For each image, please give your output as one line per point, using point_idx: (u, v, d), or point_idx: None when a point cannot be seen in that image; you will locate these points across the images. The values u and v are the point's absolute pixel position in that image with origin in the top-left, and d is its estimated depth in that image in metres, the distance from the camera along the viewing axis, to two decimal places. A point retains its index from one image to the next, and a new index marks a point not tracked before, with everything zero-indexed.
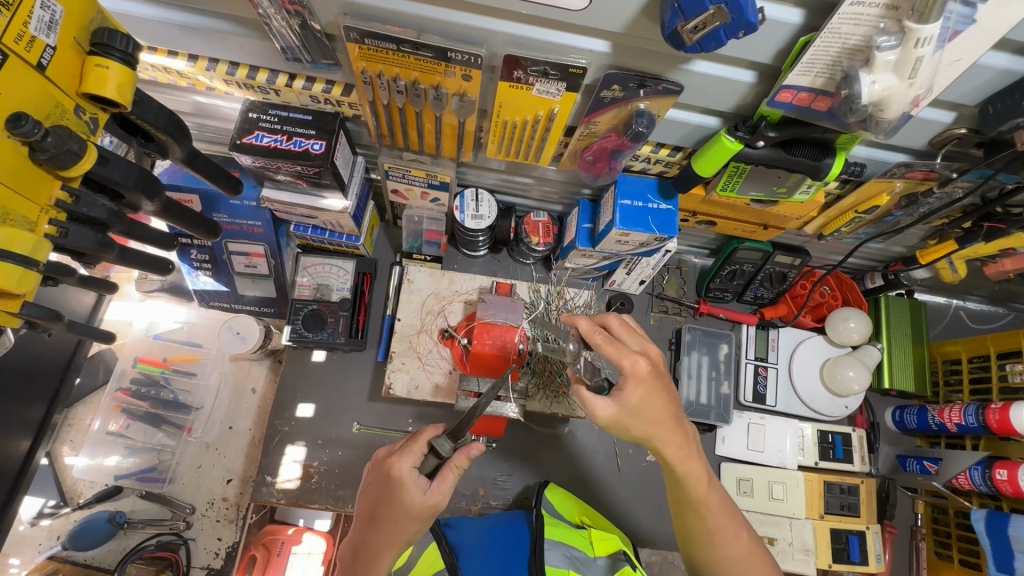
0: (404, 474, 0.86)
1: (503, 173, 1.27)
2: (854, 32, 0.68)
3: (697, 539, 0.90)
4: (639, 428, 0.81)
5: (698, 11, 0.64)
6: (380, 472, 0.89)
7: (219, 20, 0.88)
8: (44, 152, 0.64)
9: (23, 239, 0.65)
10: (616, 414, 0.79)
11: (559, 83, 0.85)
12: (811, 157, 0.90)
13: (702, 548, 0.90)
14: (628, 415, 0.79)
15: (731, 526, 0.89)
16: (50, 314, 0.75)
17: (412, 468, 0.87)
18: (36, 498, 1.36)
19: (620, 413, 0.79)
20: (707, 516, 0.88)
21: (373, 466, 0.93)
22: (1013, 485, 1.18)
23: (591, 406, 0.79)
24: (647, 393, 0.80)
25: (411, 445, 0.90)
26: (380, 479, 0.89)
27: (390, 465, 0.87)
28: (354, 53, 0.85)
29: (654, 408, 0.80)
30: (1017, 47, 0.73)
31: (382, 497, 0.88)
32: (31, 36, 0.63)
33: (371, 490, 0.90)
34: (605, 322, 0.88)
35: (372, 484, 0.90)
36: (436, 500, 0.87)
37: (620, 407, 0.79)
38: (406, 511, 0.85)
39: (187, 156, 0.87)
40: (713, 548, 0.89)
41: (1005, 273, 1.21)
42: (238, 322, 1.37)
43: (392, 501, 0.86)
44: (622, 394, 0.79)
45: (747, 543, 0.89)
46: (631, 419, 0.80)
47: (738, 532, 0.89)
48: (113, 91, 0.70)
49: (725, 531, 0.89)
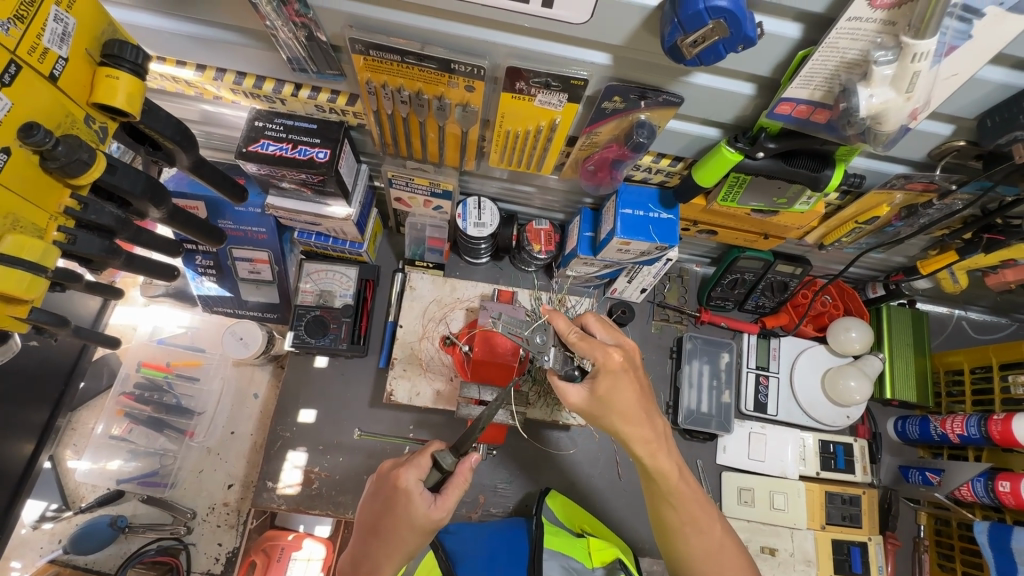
0: (410, 485, 0.87)
1: (505, 181, 1.28)
2: (851, 46, 0.69)
3: (672, 532, 0.89)
4: (619, 419, 0.83)
5: (697, 26, 0.65)
6: (385, 484, 0.90)
7: (226, 31, 0.90)
8: (55, 161, 0.66)
9: (33, 247, 0.67)
10: (587, 401, 0.84)
11: (561, 94, 0.86)
12: (811, 168, 0.91)
13: (675, 541, 0.89)
14: (596, 404, 0.84)
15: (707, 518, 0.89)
16: (58, 320, 0.75)
17: (417, 481, 0.88)
18: (39, 502, 1.37)
19: (590, 402, 0.84)
20: (677, 505, 0.88)
21: (378, 478, 0.94)
22: (1016, 497, 1.17)
23: (565, 393, 0.86)
24: (620, 376, 0.84)
25: (417, 458, 0.91)
26: (385, 490, 0.90)
27: (396, 475, 0.88)
28: (359, 64, 0.86)
29: (623, 389, 0.83)
30: (1015, 61, 0.73)
31: (387, 509, 0.88)
32: (44, 48, 0.64)
33: (375, 502, 0.91)
34: (584, 322, 0.93)
35: (377, 496, 0.91)
36: (440, 514, 0.87)
37: (591, 394, 0.84)
38: (411, 523, 0.86)
39: (194, 163, 0.89)
40: (684, 539, 0.89)
41: (1006, 284, 1.22)
42: (241, 327, 1.38)
43: (396, 512, 0.87)
44: (594, 383, 0.83)
45: (719, 535, 0.89)
46: (601, 408, 0.84)
47: (712, 522, 0.89)
48: (122, 101, 0.71)
49: (697, 523, 0.88)
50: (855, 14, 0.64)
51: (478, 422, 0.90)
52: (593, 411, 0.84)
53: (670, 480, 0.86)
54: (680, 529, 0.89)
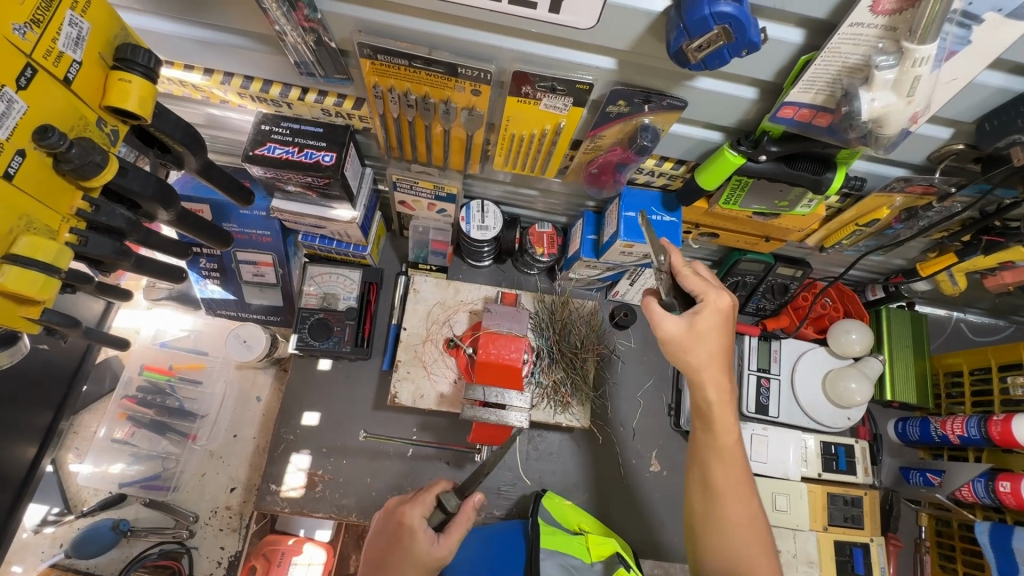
0: (415, 522, 0.88)
1: (508, 184, 1.29)
2: (853, 51, 0.70)
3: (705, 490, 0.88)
4: (697, 357, 0.87)
5: (703, 31, 0.66)
6: (390, 520, 0.91)
7: (234, 36, 0.90)
8: (68, 163, 0.66)
9: (46, 247, 0.67)
10: (683, 333, 0.87)
11: (566, 98, 0.87)
12: (812, 171, 0.92)
13: (703, 502, 0.88)
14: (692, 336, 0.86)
15: (744, 493, 0.87)
16: (69, 321, 0.76)
17: (422, 517, 0.89)
18: (40, 506, 1.36)
19: (685, 333, 0.86)
20: (728, 467, 0.87)
21: (383, 514, 0.94)
22: (1016, 497, 1.18)
23: (660, 321, 0.88)
24: (720, 321, 0.87)
25: (421, 496, 0.92)
26: (390, 527, 0.90)
27: (402, 512, 0.89)
28: (366, 68, 0.87)
29: (721, 332, 0.87)
30: (1013, 66, 0.75)
31: (391, 545, 0.88)
32: (59, 52, 0.65)
33: (380, 537, 0.91)
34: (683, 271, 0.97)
35: (381, 532, 0.91)
36: (443, 552, 0.87)
37: (689, 328, 0.86)
38: (415, 558, 0.85)
39: (202, 166, 0.90)
40: (720, 504, 0.86)
41: (1005, 286, 1.23)
42: (245, 330, 1.38)
43: (400, 548, 0.86)
44: (696, 317, 0.86)
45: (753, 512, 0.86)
46: (693, 342, 0.86)
47: (748, 500, 0.87)
48: (134, 105, 0.72)
49: (739, 491, 0.87)
50: (857, 19, 0.65)
51: (483, 464, 0.93)
52: (686, 343, 0.86)
53: (726, 440, 0.87)
54: (717, 492, 0.87)
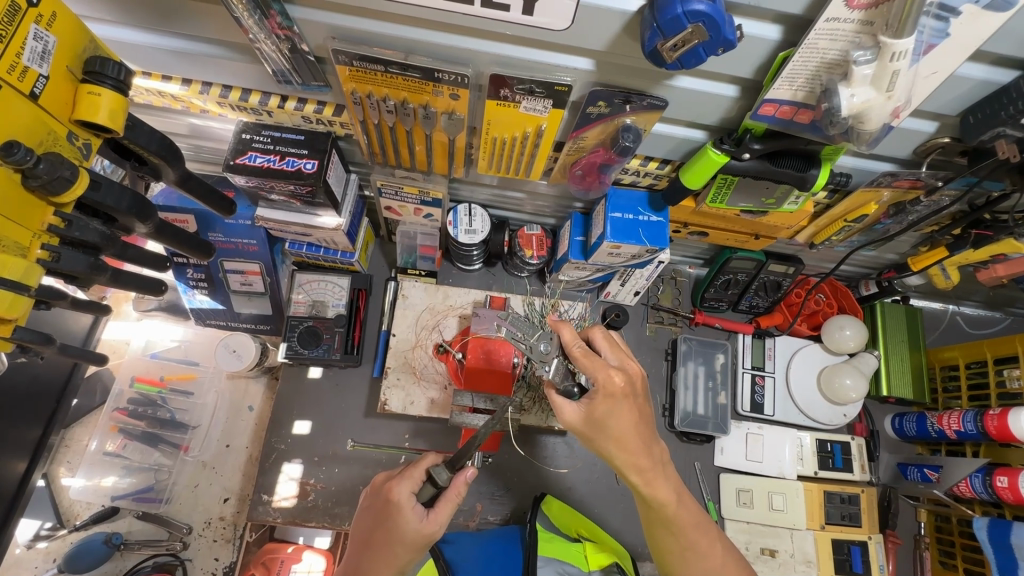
0: (402, 499, 0.87)
1: (495, 188, 1.28)
2: (831, 47, 0.69)
3: (672, 555, 0.92)
4: (605, 445, 0.84)
5: (677, 30, 0.65)
6: (378, 497, 0.90)
7: (210, 45, 0.90)
8: (37, 179, 0.66)
9: (14, 265, 0.66)
10: (582, 421, 0.84)
11: (545, 101, 0.86)
12: (797, 168, 0.91)
13: (678, 565, 0.92)
14: (592, 425, 0.84)
15: (705, 546, 0.91)
16: (43, 338, 0.75)
17: (410, 493, 0.88)
18: (33, 521, 1.36)
19: (585, 423, 0.84)
20: (678, 532, 0.90)
21: (372, 490, 0.94)
22: (1013, 492, 1.17)
23: (560, 411, 0.85)
24: (617, 405, 0.83)
25: (410, 470, 0.91)
26: (378, 503, 0.90)
27: (389, 488, 0.88)
28: (343, 75, 0.86)
29: (615, 417, 0.83)
30: (995, 57, 0.74)
31: (378, 523, 0.88)
32: (24, 66, 0.64)
33: (369, 514, 0.91)
34: (591, 335, 0.92)
35: (369, 509, 0.91)
36: (433, 528, 0.87)
37: (587, 416, 0.83)
38: (403, 538, 0.85)
39: (180, 178, 0.89)
40: (687, 562, 0.91)
41: (999, 279, 1.20)
42: (234, 340, 1.37)
43: (388, 526, 0.86)
44: (592, 405, 0.83)
45: (720, 560, 0.91)
46: (595, 432, 0.84)
47: (710, 546, 0.91)
48: (105, 117, 0.71)
49: (699, 547, 0.91)
50: (833, 15, 0.64)
51: (477, 436, 0.91)
52: (587, 433, 0.84)
53: (666, 510, 0.88)
54: (682, 557, 0.91)
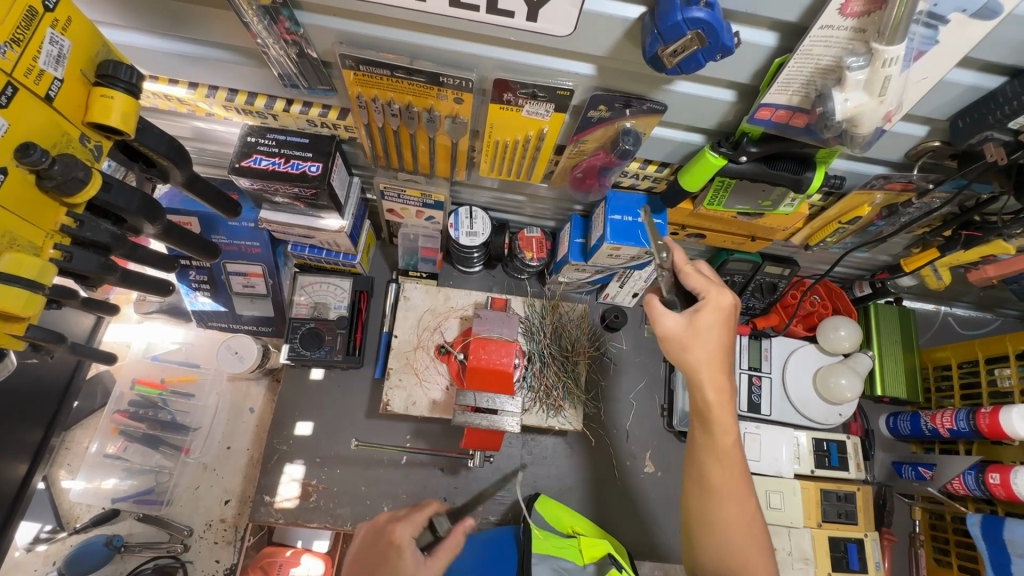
0: (403, 541, 0.90)
1: (496, 190, 1.30)
2: (825, 53, 0.71)
3: (704, 493, 0.87)
4: (696, 356, 0.86)
5: (677, 36, 0.67)
6: (380, 539, 0.93)
7: (218, 49, 0.91)
8: (51, 179, 0.67)
9: (30, 264, 0.68)
10: (681, 329, 0.87)
11: (548, 105, 0.88)
12: (792, 171, 0.94)
13: (703, 503, 0.87)
14: (691, 331, 0.86)
15: (744, 491, 0.86)
16: (54, 337, 0.76)
17: (411, 535, 0.91)
18: (32, 524, 1.35)
19: (685, 329, 0.87)
20: (725, 468, 0.86)
21: (372, 532, 0.96)
22: (1006, 488, 1.19)
23: (660, 317, 0.88)
24: (716, 320, 0.87)
25: (412, 515, 0.96)
26: (379, 544, 0.92)
27: (392, 530, 0.92)
28: (349, 79, 0.88)
29: (709, 329, 0.86)
30: (982, 64, 0.76)
31: (375, 566, 0.88)
32: (40, 70, 0.66)
33: (366, 553, 0.92)
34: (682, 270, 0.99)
35: (369, 550, 0.93)
36: (426, 575, 0.86)
37: (687, 324, 0.87)
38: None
39: (187, 180, 0.90)
40: (719, 506, 0.85)
41: (989, 279, 1.23)
42: (236, 342, 1.38)
43: (385, 568, 0.86)
44: (695, 314, 0.86)
45: (751, 511, 0.86)
46: (691, 339, 0.86)
47: (743, 499, 0.85)
48: (117, 120, 0.72)
49: (735, 488, 0.86)
50: (827, 22, 0.67)
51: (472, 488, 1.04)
52: (683, 337, 0.87)
53: (724, 445, 0.85)
54: (716, 491, 0.86)
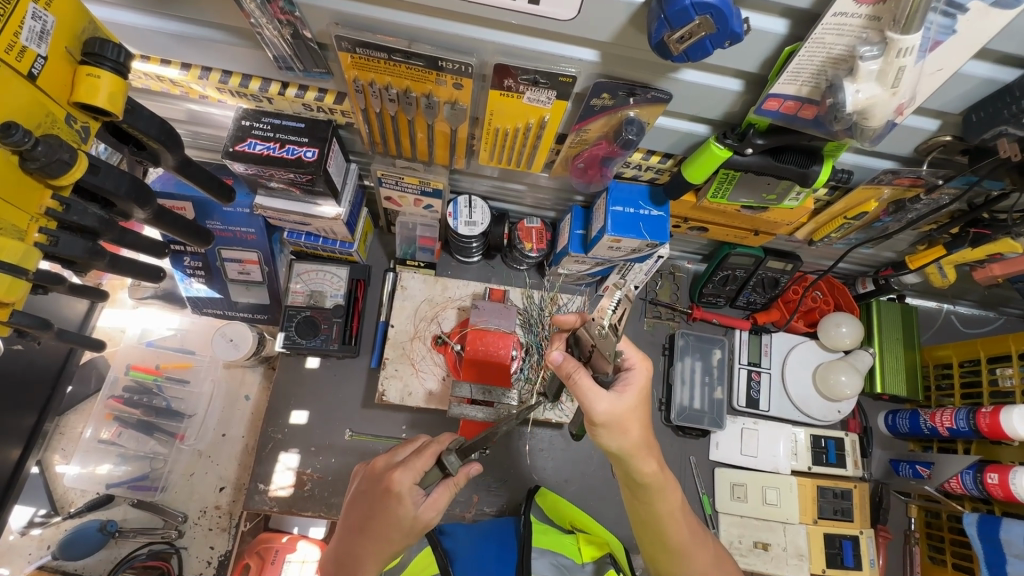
0: (403, 489, 0.86)
1: (496, 179, 1.28)
2: (837, 41, 0.69)
3: (672, 553, 0.93)
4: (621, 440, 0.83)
5: (684, 22, 0.64)
6: (378, 484, 0.89)
7: (210, 29, 0.89)
8: (34, 161, 0.65)
9: (11, 248, 0.66)
10: (610, 415, 0.81)
11: (549, 92, 0.86)
12: (798, 164, 0.91)
13: (671, 561, 0.94)
14: (618, 414, 0.81)
15: (702, 540, 0.96)
16: (40, 322, 0.75)
17: (412, 484, 0.87)
18: (26, 508, 1.34)
19: (617, 413, 0.81)
20: (682, 527, 0.92)
21: (370, 477, 0.92)
22: (1004, 488, 1.19)
23: (593, 398, 0.81)
24: (640, 399, 0.84)
25: (415, 460, 0.89)
26: (376, 491, 0.88)
27: (391, 478, 0.87)
28: (346, 62, 0.85)
29: (637, 414, 0.83)
30: (1000, 56, 0.74)
31: (375, 510, 0.87)
32: (22, 46, 0.64)
33: (364, 500, 0.90)
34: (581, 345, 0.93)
35: (366, 495, 0.90)
36: (429, 515, 0.88)
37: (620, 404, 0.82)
38: (398, 525, 0.85)
39: (179, 164, 0.88)
40: (686, 558, 0.94)
41: (994, 278, 1.21)
42: (232, 329, 1.37)
43: (384, 514, 0.86)
44: (622, 390, 0.83)
45: (712, 556, 0.96)
46: (614, 431, 0.82)
47: (705, 545, 0.96)
48: (104, 100, 0.70)
49: (697, 542, 0.94)
50: (841, 9, 0.64)
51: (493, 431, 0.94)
52: (611, 424, 0.82)
53: (673, 507, 0.90)
54: (683, 552, 0.93)
